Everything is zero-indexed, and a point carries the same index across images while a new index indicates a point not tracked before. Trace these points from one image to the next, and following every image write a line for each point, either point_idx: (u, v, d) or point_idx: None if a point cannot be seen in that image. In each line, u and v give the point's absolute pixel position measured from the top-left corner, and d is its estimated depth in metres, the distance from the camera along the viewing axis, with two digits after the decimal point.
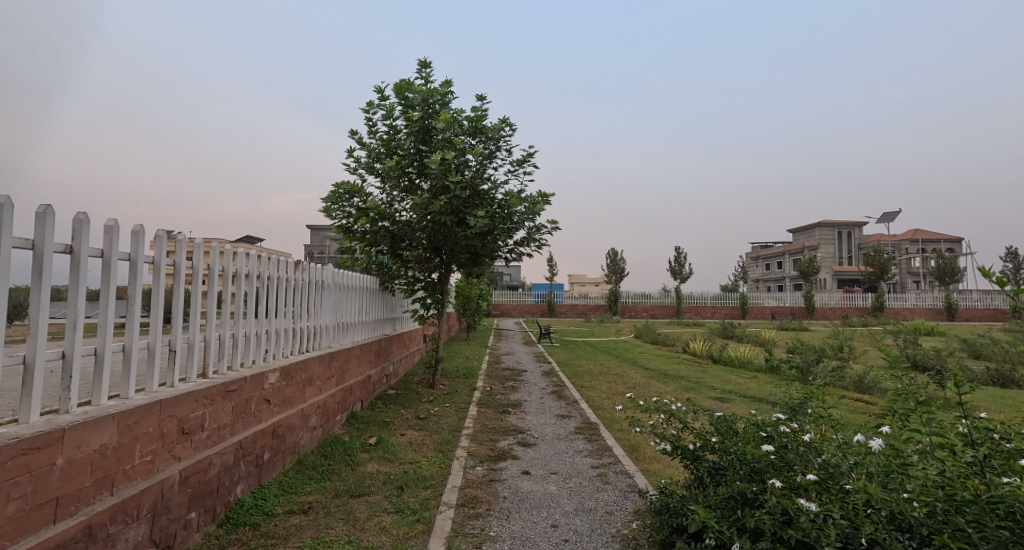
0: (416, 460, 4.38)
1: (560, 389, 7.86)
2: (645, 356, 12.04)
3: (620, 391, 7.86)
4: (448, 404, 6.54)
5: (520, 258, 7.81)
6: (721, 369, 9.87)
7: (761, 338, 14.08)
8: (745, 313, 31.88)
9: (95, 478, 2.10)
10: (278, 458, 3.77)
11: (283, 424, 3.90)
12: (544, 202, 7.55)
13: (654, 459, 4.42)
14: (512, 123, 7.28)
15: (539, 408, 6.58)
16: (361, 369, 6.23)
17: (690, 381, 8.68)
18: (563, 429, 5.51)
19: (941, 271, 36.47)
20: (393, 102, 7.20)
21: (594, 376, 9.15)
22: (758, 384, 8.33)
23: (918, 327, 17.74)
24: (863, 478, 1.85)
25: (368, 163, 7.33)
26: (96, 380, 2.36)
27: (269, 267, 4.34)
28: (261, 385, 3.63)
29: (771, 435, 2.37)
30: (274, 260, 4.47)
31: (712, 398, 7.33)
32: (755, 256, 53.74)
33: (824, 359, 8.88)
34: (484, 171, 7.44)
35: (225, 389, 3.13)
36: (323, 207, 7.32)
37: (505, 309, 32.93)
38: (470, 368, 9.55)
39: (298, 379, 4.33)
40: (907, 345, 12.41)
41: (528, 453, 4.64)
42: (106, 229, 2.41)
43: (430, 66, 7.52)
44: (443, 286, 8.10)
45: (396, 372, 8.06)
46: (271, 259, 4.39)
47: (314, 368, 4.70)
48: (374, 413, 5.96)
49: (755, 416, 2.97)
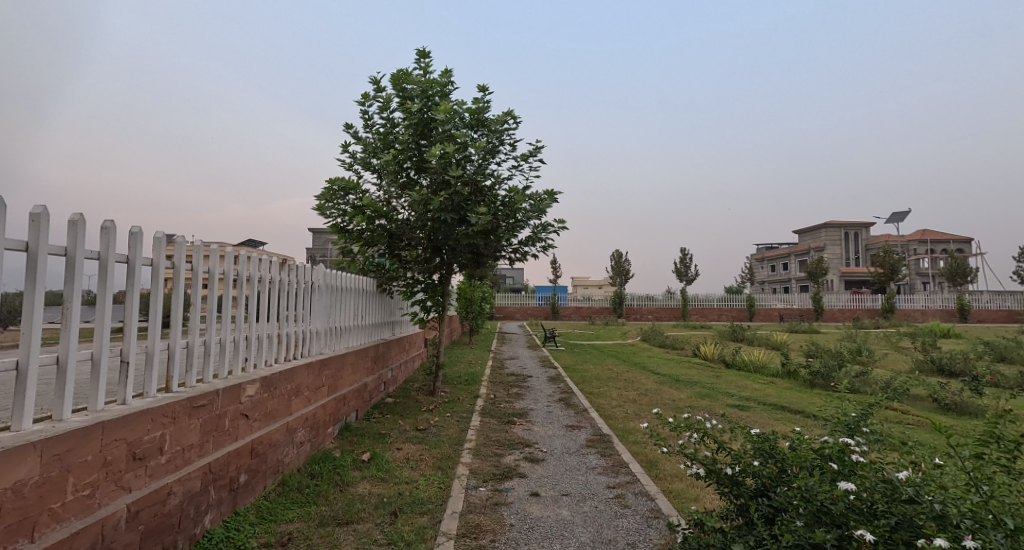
0: (413, 479, 3.96)
1: (568, 397, 7.44)
2: (654, 360, 11.58)
3: (632, 399, 7.43)
4: (449, 414, 6.12)
5: (524, 258, 7.40)
6: (734, 374, 9.43)
7: (772, 341, 13.63)
8: (752, 315, 31.38)
9: (7, 524, 1.70)
10: (257, 480, 3.36)
11: (264, 441, 3.50)
12: (550, 200, 7.17)
13: (676, 478, 4.00)
14: (516, 115, 6.92)
15: (547, 417, 6.16)
16: (356, 378, 5.82)
17: (704, 387, 8.25)
18: (574, 442, 5.09)
19: (953, 272, 35.83)
20: (390, 94, 6.84)
21: (603, 382, 8.73)
22: (777, 390, 7.90)
23: (934, 328, 17.27)
24: (1004, 535, 1.35)
25: (364, 159, 6.96)
26: (16, 403, 1.94)
27: (251, 268, 3.86)
28: (237, 398, 3.22)
29: (844, 470, 1.92)
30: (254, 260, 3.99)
31: (730, 406, 6.90)
32: (760, 259, 53.29)
33: (845, 364, 8.45)
34: (486, 167, 7.06)
35: (191, 405, 2.72)
36: (317, 205, 6.92)
37: (508, 313, 32.63)
38: (473, 374, 9.13)
39: (282, 390, 3.90)
40: (926, 349, 11.92)
41: (536, 471, 4.21)
42: (31, 218, 2.00)
43: (428, 57, 7.18)
44: (444, 288, 7.70)
45: (394, 379, 7.64)
46: (254, 258, 3.93)
47: (301, 378, 4.26)
48: (370, 424, 5.56)
49: (803, 440, 2.54)
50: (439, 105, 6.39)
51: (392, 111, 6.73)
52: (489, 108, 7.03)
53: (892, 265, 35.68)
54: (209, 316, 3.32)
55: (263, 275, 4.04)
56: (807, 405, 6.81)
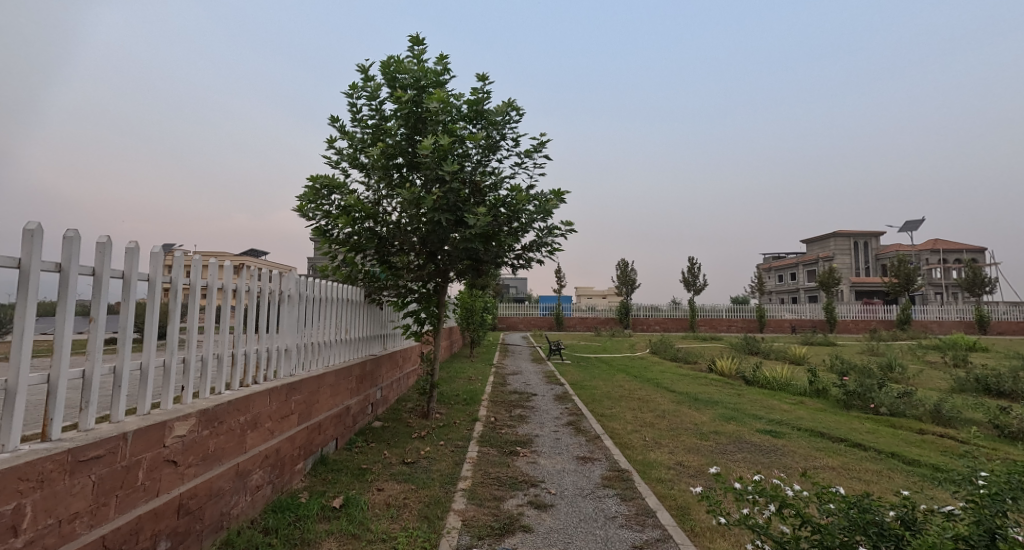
0: (391, 534, 3.20)
1: (577, 420, 6.67)
2: (667, 376, 10.77)
3: (648, 422, 6.66)
4: (442, 443, 5.37)
5: (529, 265, 6.68)
6: (758, 393, 8.63)
7: (792, 354, 12.80)
8: (763, 326, 30.57)
9: None
10: (187, 544, 2.62)
11: (201, 492, 2.74)
12: (557, 200, 6.47)
13: (717, 533, 3.25)
14: (519, 107, 6.26)
15: (554, 446, 5.39)
16: (335, 401, 5.07)
17: (727, 408, 7.47)
18: (588, 480, 4.31)
19: (970, 282, 34.76)
20: (379, 83, 6.19)
21: (615, 402, 7.95)
22: (809, 412, 7.11)
23: (959, 341, 16.36)
24: None
25: (351, 155, 6.29)
26: None
27: (189, 274, 3.13)
28: (160, 441, 2.46)
29: None
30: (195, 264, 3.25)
31: (761, 432, 6.10)
32: (767, 269, 52.46)
33: (883, 381, 7.66)
34: (486, 164, 6.38)
35: (76, 459, 1.98)
36: (298, 205, 6.23)
37: (511, 323, 31.97)
38: (472, 392, 8.38)
39: (232, 424, 3.14)
40: (959, 366, 11.09)
41: (543, 521, 3.47)
42: None
43: (422, 44, 6.56)
44: (439, 297, 6.98)
45: (384, 400, 6.89)
46: (197, 261, 3.18)
47: (259, 407, 3.50)
48: (351, 456, 4.82)
49: (935, 528, 1.80)
50: (433, 93, 5.72)
51: (382, 102, 6.07)
52: (490, 99, 6.37)
53: (907, 275, 34.60)
54: (121, 334, 2.50)
55: (212, 284, 3.31)
56: (849, 430, 6.02)
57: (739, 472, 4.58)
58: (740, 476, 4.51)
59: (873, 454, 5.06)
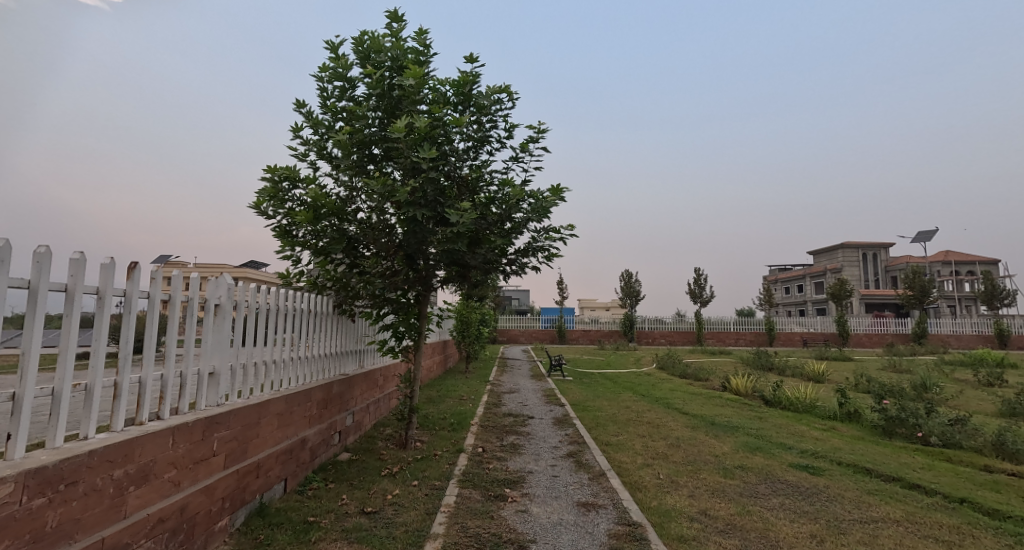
0: None
1: (578, 451, 5.75)
2: (678, 396, 9.82)
3: (661, 453, 5.74)
4: (416, 483, 4.47)
5: (523, 272, 5.84)
6: (781, 416, 7.68)
7: (811, 371, 11.81)
8: (773, 339, 29.50)
9: None
10: None
11: None
12: (555, 198, 5.64)
13: None
14: (513, 89, 5.51)
15: (551, 488, 4.48)
16: (285, 435, 4.16)
17: (750, 436, 6.55)
18: (591, 540, 3.40)
19: (987, 295, 33.60)
20: (349, 62, 5.42)
21: (621, 427, 7.04)
22: (845, 441, 6.17)
23: (987, 356, 15.35)
24: None
25: (318, 144, 5.49)
26: None
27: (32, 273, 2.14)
28: None
29: None
30: (43, 257, 2.20)
31: (796, 467, 5.18)
32: (773, 281, 51.56)
33: (928, 405, 6.70)
34: (474, 155, 5.58)
35: None
36: (255, 201, 5.42)
37: (512, 336, 31.05)
38: (461, 415, 7.47)
39: (99, 482, 2.26)
40: (998, 386, 10.10)
41: None
42: None
43: (401, 21, 5.83)
44: (421, 309, 6.12)
45: (356, 427, 5.99)
46: (40, 255, 2.16)
47: (152, 452, 2.61)
48: (299, 504, 3.91)
49: None
50: (409, 69, 4.94)
51: (353, 83, 5.29)
52: (480, 82, 5.59)
53: (922, 287, 33.46)
54: None
55: (76, 287, 2.31)
56: (899, 466, 5.08)
57: (780, 526, 3.67)
58: (789, 545, 3.38)
59: (940, 501, 4.13)
